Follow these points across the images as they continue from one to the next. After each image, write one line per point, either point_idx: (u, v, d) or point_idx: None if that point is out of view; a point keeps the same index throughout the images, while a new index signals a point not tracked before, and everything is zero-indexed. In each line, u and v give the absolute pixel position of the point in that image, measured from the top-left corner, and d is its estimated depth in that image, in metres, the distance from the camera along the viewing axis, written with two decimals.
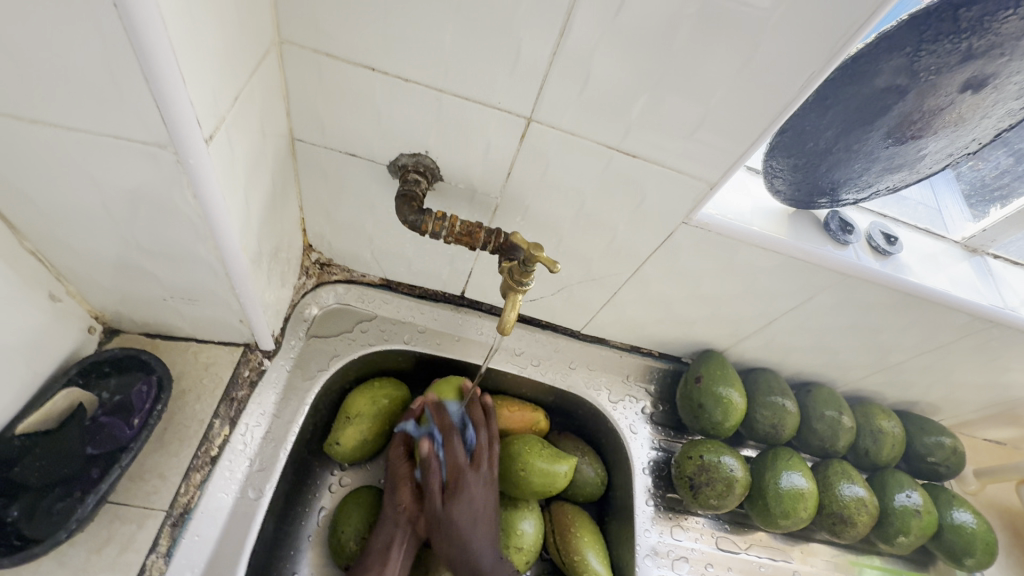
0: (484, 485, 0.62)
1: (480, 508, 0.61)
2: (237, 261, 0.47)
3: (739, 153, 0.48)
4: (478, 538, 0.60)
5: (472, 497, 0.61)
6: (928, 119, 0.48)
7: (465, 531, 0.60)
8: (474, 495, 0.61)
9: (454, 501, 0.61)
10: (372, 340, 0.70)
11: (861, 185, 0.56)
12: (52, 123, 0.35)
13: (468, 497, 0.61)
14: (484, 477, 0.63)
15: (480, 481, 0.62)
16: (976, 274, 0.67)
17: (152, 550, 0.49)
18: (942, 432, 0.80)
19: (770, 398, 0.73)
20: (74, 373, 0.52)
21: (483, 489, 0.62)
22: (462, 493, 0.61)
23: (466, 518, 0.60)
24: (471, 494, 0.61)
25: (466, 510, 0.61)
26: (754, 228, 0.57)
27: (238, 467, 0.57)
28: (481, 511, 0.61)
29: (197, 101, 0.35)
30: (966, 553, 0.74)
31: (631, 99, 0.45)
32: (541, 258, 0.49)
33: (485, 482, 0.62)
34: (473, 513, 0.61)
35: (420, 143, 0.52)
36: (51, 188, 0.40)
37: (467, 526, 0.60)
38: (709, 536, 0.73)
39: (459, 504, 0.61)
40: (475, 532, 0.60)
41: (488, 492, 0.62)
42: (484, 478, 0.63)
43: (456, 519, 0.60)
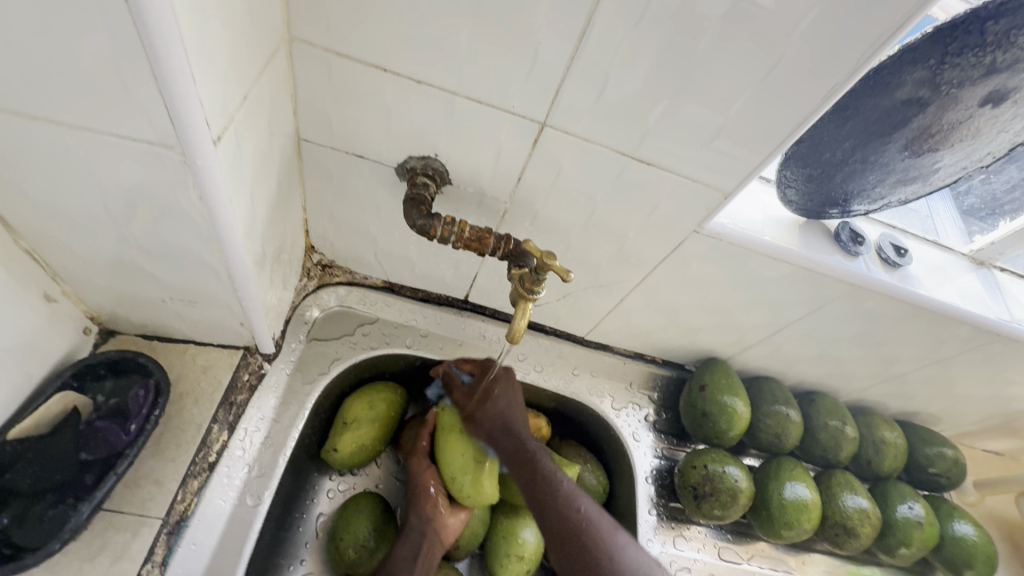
0: (514, 392, 0.63)
1: (515, 405, 0.63)
2: (240, 263, 0.45)
3: (755, 163, 0.47)
4: (518, 426, 0.61)
5: (501, 399, 0.62)
6: (946, 132, 0.47)
7: (508, 418, 0.61)
8: (510, 395, 0.63)
9: (490, 387, 0.62)
10: (373, 343, 0.69)
11: (874, 196, 0.55)
12: (53, 119, 0.34)
13: (503, 384, 0.63)
14: (513, 394, 0.63)
15: (511, 382, 0.63)
16: (984, 287, 0.66)
17: (147, 560, 0.48)
18: (944, 443, 0.80)
19: (774, 407, 0.72)
20: (68, 376, 0.50)
21: (517, 399, 0.63)
22: (495, 379, 0.63)
23: (504, 403, 0.62)
24: (501, 397, 0.62)
25: (495, 412, 0.61)
26: (765, 237, 0.57)
27: (236, 474, 0.56)
28: (510, 411, 0.62)
29: (207, 101, 0.33)
30: (967, 566, 0.74)
31: (648, 106, 0.44)
32: (554, 267, 0.48)
33: (518, 400, 0.63)
34: (509, 414, 0.62)
35: (430, 145, 0.51)
36: (48, 185, 0.39)
37: (507, 419, 0.61)
38: (711, 546, 0.73)
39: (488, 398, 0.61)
40: (522, 431, 0.61)
41: (518, 399, 0.63)
42: (515, 388, 0.63)
43: (494, 383, 0.62)
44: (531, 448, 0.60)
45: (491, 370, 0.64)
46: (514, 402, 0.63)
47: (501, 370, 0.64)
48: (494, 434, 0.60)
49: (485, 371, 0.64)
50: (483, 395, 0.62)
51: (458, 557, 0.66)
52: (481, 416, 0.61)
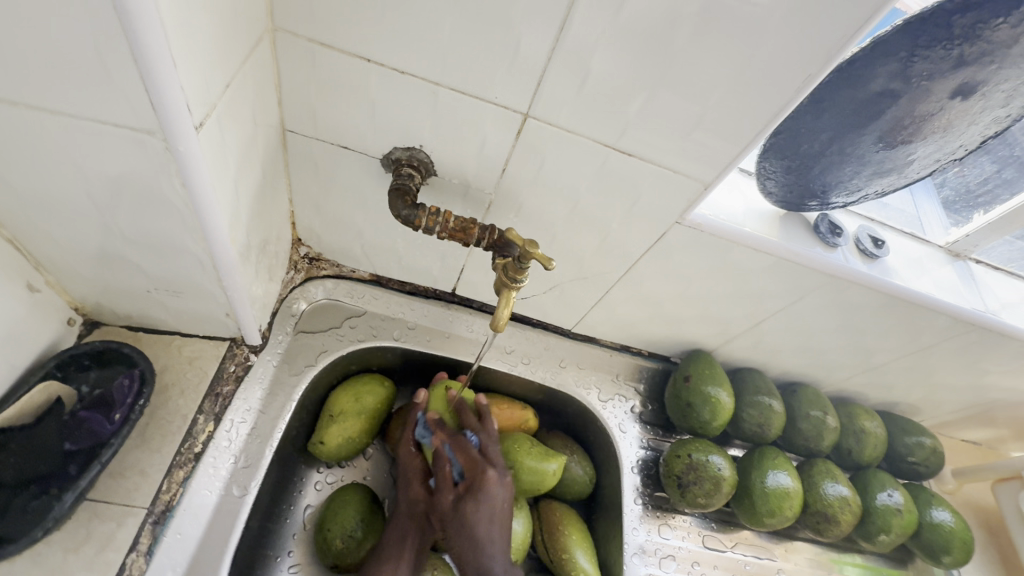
0: (501, 498, 0.60)
1: (495, 520, 0.59)
2: (225, 253, 0.46)
3: (732, 155, 0.48)
4: (490, 549, 0.58)
5: (479, 515, 0.58)
6: (918, 124, 0.49)
7: (481, 538, 0.58)
8: (495, 505, 0.59)
9: (469, 498, 0.59)
10: (361, 336, 0.69)
11: (852, 188, 0.57)
12: (35, 106, 0.34)
13: (487, 499, 0.59)
14: (501, 498, 0.60)
15: (496, 487, 0.60)
16: (959, 278, 0.68)
17: (133, 549, 0.48)
18: (922, 433, 0.81)
19: (757, 398, 0.73)
20: (51, 367, 0.50)
21: (501, 506, 0.60)
22: (480, 491, 0.59)
23: (483, 518, 0.59)
24: (489, 510, 0.59)
25: (477, 521, 0.58)
26: (745, 229, 0.58)
27: (223, 464, 0.56)
28: (498, 511, 0.59)
29: (189, 87, 0.34)
30: (944, 552, 0.75)
31: (628, 98, 0.45)
32: (537, 255, 0.49)
33: (501, 505, 0.60)
34: (484, 533, 0.58)
35: (415, 137, 0.51)
36: (31, 173, 0.39)
37: (485, 533, 0.58)
38: (696, 534, 0.74)
39: (471, 507, 0.59)
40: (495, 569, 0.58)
41: (500, 507, 0.59)
42: (503, 490, 0.60)
43: (476, 494, 0.59)
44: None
45: (484, 471, 0.59)
46: (500, 500, 0.60)
47: (489, 473, 0.59)
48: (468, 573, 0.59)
49: (480, 470, 0.60)
50: (461, 510, 0.59)
51: (446, 549, 0.66)
52: (463, 527, 0.59)
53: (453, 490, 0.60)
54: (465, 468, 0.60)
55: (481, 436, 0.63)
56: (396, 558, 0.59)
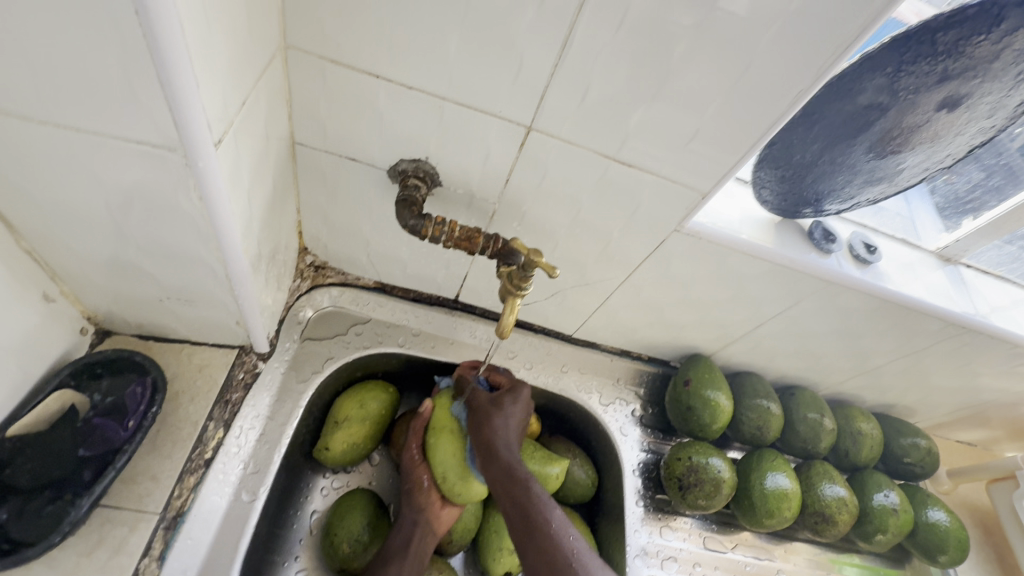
0: (528, 412, 0.64)
1: (519, 428, 0.63)
2: (237, 264, 0.47)
3: (729, 165, 0.50)
4: (512, 444, 0.60)
5: (510, 414, 0.62)
6: (906, 135, 0.51)
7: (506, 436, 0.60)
8: (524, 412, 0.64)
9: (503, 397, 0.64)
10: (366, 342, 0.70)
11: (844, 196, 0.58)
12: (60, 124, 0.35)
13: (517, 402, 0.64)
14: (527, 413, 0.64)
15: (527, 401, 0.65)
16: (951, 282, 0.70)
17: (145, 554, 0.49)
18: (918, 434, 0.83)
19: (756, 401, 0.75)
20: (66, 375, 0.51)
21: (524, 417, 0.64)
22: (514, 394, 0.64)
23: (514, 416, 0.62)
24: (517, 414, 0.63)
25: (505, 422, 0.61)
26: (741, 236, 0.59)
27: (231, 471, 0.57)
28: (523, 423, 0.63)
29: (209, 107, 0.35)
30: (940, 551, 0.77)
31: (628, 112, 0.47)
32: (540, 263, 0.50)
33: (526, 419, 0.64)
34: (509, 436, 0.61)
35: (421, 149, 0.53)
36: (52, 188, 0.40)
37: (511, 432, 0.61)
38: (696, 536, 0.75)
39: (503, 401, 0.63)
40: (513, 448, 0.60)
41: (520, 424, 0.63)
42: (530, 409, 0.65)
43: (508, 395, 0.64)
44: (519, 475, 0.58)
45: (520, 385, 0.66)
46: (526, 413, 0.64)
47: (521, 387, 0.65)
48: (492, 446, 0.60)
49: (515, 385, 0.66)
50: (496, 404, 0.62)
51: (451, 553, 0.67)
52: (488, 425, 0.61)
53: (487, 394, 0.64)
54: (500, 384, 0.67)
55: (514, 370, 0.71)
56: (401, 559, 0.59)
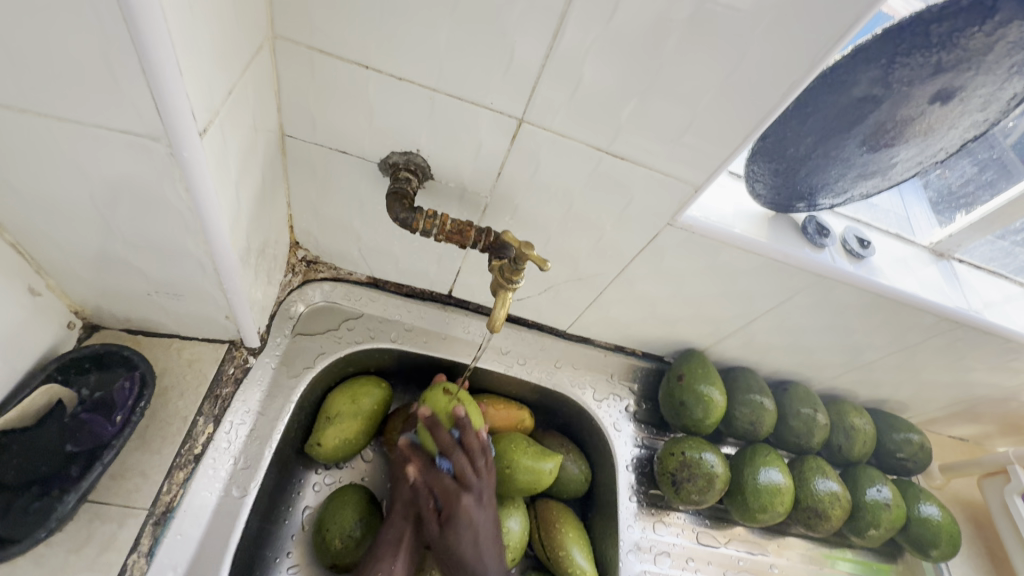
0: (485, 523, 0.59)
1: (488, 547, 0.59)
2: (226, 257, 0.47)
3: (722, 158, 0.50)
4: (484, 562, 0.58)
5: (467, 539, 0.58)
6: (900, 128, 0.51)
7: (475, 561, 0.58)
8: (475, 526, 0.58)
9: (451, 526, 0.58)
10: (358, 338, 0.70)
11: (837, 190, 0.58)
12: (41, 113, 0.35)
13: (468, 523, 0.58)
14: (483, 520, 0.59)
15: (483, 510, 0.59)
16: (943, 277, 0.70)
17: (133, 550, 0.49)
18: (910, 429, 0.83)
19: (749, 396, 0.75)
20: (53, 370, 0.51)
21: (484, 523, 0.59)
22: (460, 518, 0.58)
23: (468, 541, 0.58)
24: (471, 528, 0.58)
25: (463, 555, 0.58)
26: (735, 230, 0.59)
27: (222, 466, 0.56)
28: (482, 532, 0.59)
29: (194, 95, 0.35)
30: (932, 545, 0.77)
31: (620, 104, 0.47)
32: (532, 257, 0.50)
33: (485, 525, 0.59)
34: (477, 552, 0.59)
35: (412, 142, 0.52)
36: (35, 179, 0.40)
37: (473, 560, 0.58)
38: (690, 531, 0.75)
39: (454, 533, 0.58)
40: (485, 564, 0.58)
41: (487, 533, 0.59)
42: (483, 513, 0.59)
43: (458, 527, 0.58)
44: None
45: (462, 500, 0.58)
46: (482, 518, 0.59)
47: (469, 498, 0.59)
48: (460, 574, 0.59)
49: (457, 500, 0.58)
50: (445, 536, 0.59)
51: None
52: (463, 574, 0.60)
53: (434, 526, 0.60)
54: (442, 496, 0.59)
55: (454, 461, 0.59)
56: (392, 559, 0.59)
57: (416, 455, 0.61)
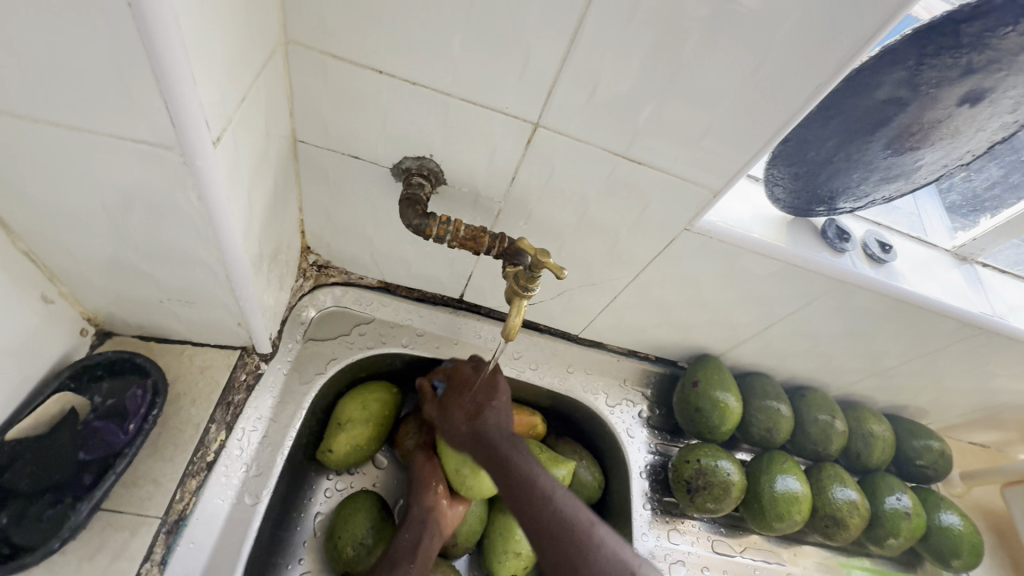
0: (491, 392, 0.63)
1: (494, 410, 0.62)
2: (238, 264, 0.46)
3: (742, 163, 0.48)
4: (523, 455, 0.59)
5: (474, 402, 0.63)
6: (926, 131, 0.49)
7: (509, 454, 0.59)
8: (481, 391, 0.63)
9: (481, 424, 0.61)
10: (370, 343, 0.70)
11: (859, 194, 0.57)
12: (54, 122, 0.34)
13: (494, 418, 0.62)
14: (488, 388, 0.64)
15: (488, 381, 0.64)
16: (967, 282, 0.68)
17: (146, 559, 0.48)
18: (930, 436, 0.81)
19: (766, 402, 0.74)
20: (66, 377, 0.51)
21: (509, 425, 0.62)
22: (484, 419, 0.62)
23: (474, 407, 0.62)
24: (476, 394, 0.63)
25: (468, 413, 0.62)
26: (753, 235, 0.58)
27: (234, 473, 0.56)
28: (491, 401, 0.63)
29: (207, 103, 0.34)
30: (953, 555, 0.75)
31: (638, 108, 0.45)
32: (547, 264, 0.49)
33: (492, 395, 0.63)
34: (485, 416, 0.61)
35: (425, 147, 0.51)
36: (47, 187, 0.39)
37: (481, 423, 0.61)
38: (705, 539, 0.74)
39: (457, 400, 0.63)
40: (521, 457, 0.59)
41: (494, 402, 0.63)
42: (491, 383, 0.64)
43: (486, 425, 0.61)
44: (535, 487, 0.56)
45: (463, 369, 0.66)
46: (485, 387, 0.64)
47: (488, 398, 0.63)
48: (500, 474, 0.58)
49: (459, 370, 0.66)
50: (447, 404, 0.64)
51: (456, 555, 0.67)
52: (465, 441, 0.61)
53: (435, 400, 0.65)
54: (445, 377, 0.67)
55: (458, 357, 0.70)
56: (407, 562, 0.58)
57: (433, 394, 0.66)
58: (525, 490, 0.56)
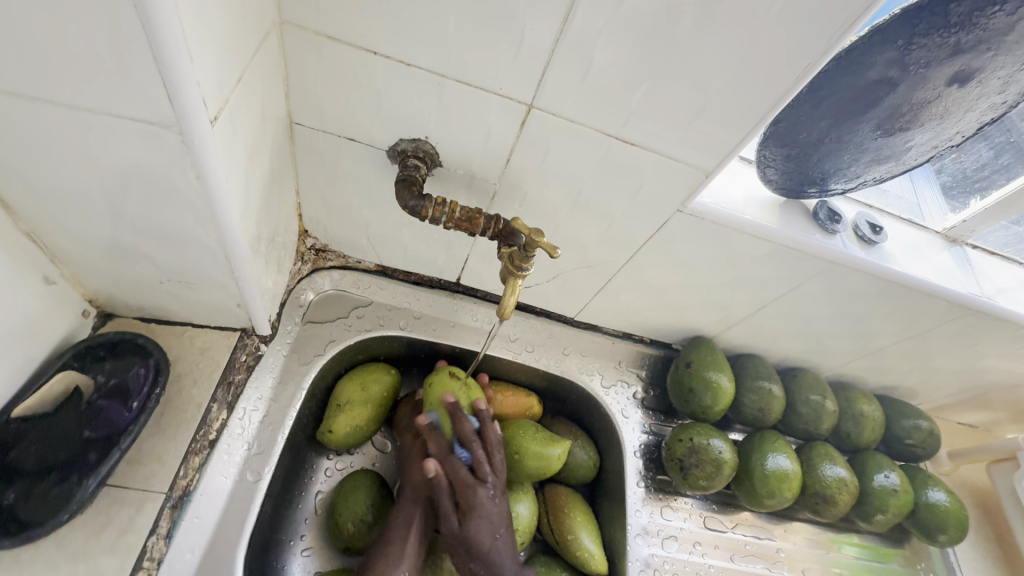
0: (501, 513, 0.60)
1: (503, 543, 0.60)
2: (237, 245, 0.47)
3: (733, 144, 0.49)
4: None
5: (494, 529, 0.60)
6: (916, 111, 0.50)
7: (495, 568, 0.59)
8: (492, 518, 0.59)
9: (471, 518, 0.59)
10: (368, 326, 0.71)
11: (850, 175, 0.57)
12: (53, 101, 0.35)
13: (486, 514, 0.59)
14: (499, 512, 0.60)
15: (497, 503, 0.60)
16: (956, 263, 0.69)
17: (152, 532, 0.50)
18: (919, 416, 0.83)
19: (758, 382, 0.75)
20: (69, 358, 0.51)
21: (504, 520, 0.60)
22: (478, 509, 0.59)
23: (484, 528, 0.59)
24: (490, 527, 0.59)
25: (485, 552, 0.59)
26: (746, 216, 0.59)
27: (236, 452, 0.57)
28: (498, 520, 0.60)
29: (204, 82, 0.35)
30: (940, 530, 0.77)
31: (630, 89, 0.46)
32: (542, 244, 0.49)
33: (502, 515, 0.60)
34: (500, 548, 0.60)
35: (421, 129, 0.52)
36: (47, 168, 0.40)
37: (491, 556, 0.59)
38: (697, 516, 0.76)
39: (472, 518, 0.59)
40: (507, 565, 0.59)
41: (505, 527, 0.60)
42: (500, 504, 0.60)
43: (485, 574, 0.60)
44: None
45: (479, 491, 0.59)
46: (498, 512, 0.60)
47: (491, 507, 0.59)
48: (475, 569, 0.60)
49: (475, 490, 0.59)
50: (461, 519, 0.59)
51: None
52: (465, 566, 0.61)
53: (449, 519, 0.60)
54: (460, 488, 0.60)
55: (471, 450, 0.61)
56: (402, 540, 0.59)
57: (433, 440, 0.62)
58: None
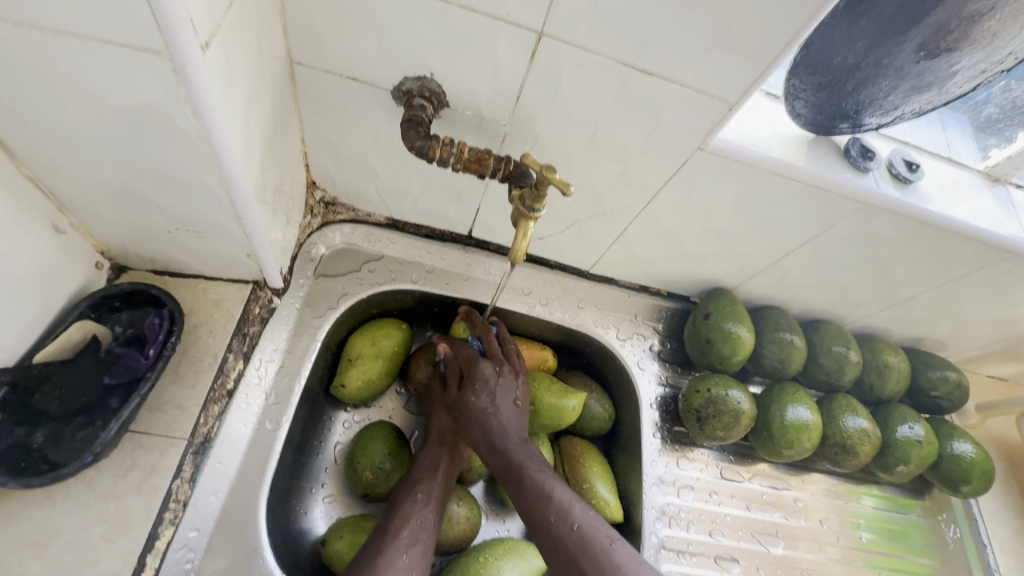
0: (509, 388, 0.63)
1: (509, 409, 0.62)
2: (241, 190, 0.46)
3: (759, 72, 0.46)
4: (540, 469, 0.58)
5: (498, 395, 0.62)
6: (965, 28, 0.45)
7: (496, 431, 0.61)
8: (491, 385, 0.63)
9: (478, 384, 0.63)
10: (381, 279, 0.70)
11: (886, 107, 0.53)
12: (39, 27, 0.33)
13: (488, 383, 0.63)
14: (503, 384, 0.63)
15: (501, 376, 0.63)
16: (998, 203, 0.65)
17: (176, 475, 0.51)
18: (947, 367, 0.80)
19: (778, 334, 0.73)
20: (85, 308, 0.52)
21: (508, 394, 0.63)
22: (480, 379, 0.63)
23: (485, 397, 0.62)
24: (491, 391, 0.62)
25: (482, 411, 0.62)
26: (772, 154, 0.55)
27: (255, 401, 0.58)
28: (502, 393, 0.63)
29: (192, 2, 0.33)
30: (963, 480, 0.76)
31: (648, 9, 0.42)
32: (554, 180, 0.47)
33: (507, 389, 0.63)
34: (503, 420, 0.61)
35: (425, 64, 0.49)
36: (41, 104, 0.39)
37: (491, 419, 0.61)
38: (714, 466, 0.75)
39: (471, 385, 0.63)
40: (509, 437, 0.61)
41: (511, 403, 0.63)
42: (508, 377, 0.64)
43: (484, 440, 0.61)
44: (515, 459, 0.59)
45: (482, 363, 0.64)
46: (506, 387, 0.63)
47: (496, 382, 0.63)
48: (479, 442, 0.61)
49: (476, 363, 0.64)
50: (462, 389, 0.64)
51: (470, 482, 0.69)
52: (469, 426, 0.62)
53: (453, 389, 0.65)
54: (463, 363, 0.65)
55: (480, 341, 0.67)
56: (429, 479, 0.60)
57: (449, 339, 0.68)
58: (535, 501, 0.56)
